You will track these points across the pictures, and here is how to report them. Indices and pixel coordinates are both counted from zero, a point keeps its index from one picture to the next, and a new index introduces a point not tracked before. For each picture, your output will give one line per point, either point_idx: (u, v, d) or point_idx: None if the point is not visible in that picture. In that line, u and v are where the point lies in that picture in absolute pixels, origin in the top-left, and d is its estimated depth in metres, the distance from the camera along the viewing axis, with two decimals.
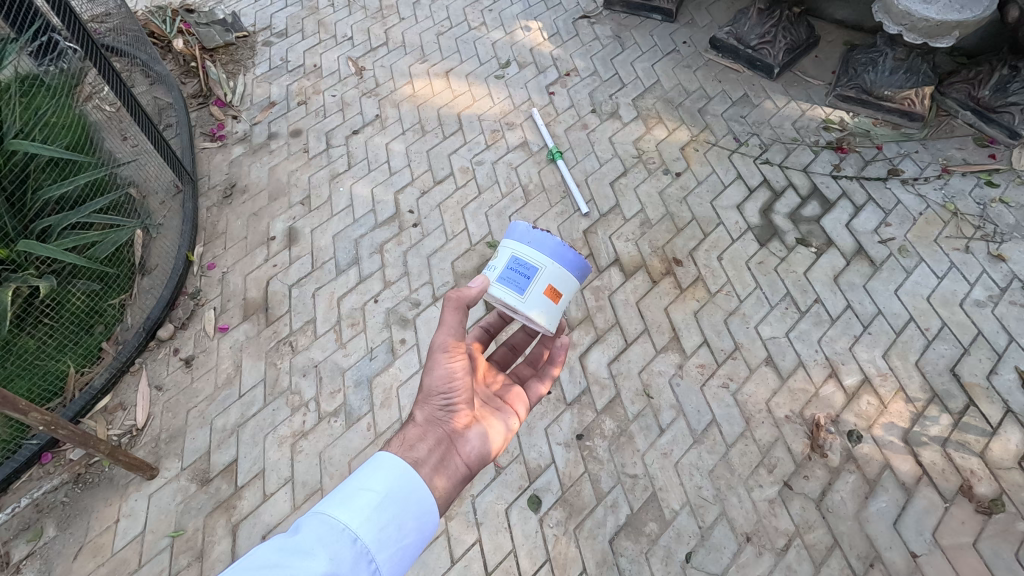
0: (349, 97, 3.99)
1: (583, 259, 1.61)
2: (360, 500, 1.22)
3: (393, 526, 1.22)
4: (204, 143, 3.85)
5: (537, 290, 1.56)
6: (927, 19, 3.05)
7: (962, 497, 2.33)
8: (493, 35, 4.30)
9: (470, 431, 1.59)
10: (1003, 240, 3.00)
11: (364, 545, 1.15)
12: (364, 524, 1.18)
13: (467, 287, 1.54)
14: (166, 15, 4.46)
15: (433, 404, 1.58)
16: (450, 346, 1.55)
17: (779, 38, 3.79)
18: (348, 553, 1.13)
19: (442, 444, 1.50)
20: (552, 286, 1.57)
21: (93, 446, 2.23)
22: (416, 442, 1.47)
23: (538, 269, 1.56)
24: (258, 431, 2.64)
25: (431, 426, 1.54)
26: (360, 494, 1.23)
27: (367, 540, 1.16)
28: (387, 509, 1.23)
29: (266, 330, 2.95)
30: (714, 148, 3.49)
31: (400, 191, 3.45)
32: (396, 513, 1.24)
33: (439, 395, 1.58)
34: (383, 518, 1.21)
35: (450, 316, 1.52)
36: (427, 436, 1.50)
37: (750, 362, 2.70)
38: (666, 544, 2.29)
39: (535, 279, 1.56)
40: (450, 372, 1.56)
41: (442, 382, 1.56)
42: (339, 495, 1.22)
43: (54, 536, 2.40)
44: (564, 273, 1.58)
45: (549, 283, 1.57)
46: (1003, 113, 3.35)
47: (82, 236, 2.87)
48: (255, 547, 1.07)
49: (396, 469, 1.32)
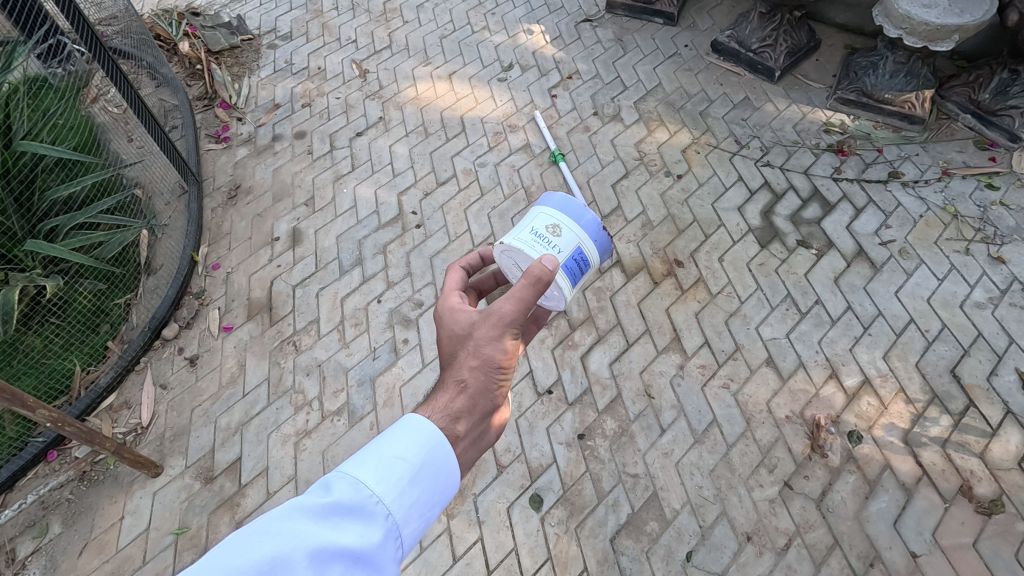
0: (352, 99, 4.03)
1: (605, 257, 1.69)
2: (393, 470, 1.12)
3: (424, 502, 1.13)
4: (209, 145, 3.89)
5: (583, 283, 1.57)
6: (926, 22, 3.08)
7: (962, 497, 2.34)
8: (496, 38, 4.33)
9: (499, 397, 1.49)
10: (1003, 242, 3.01)
11: (393, 521, 1.07)
12: (396, 498, 1.09)
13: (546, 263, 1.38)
14: (171, 19, 4.51)
15: (485, 373, 1.38)
16: (520, 317, 1.38)
17: (780, 42, 3.81)
18: (377, 528, 1.04)
19: (485, 418, 1.38)
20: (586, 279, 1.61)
21: (99, 443, 2.25)
22: (465, 416, 1.32)
23: (588, 263, 1.57)
24: (262, 430, 2.66)
25: (479, 398, 1.38)
26: (393, 462, 1.13)
27: (398, 515, 1.08)
28: (420, 484, 1.14)
29: (270, 330, 2.98)
30: (716, 151, 3.51)
31: (403, 193, 3.48)
32: (428, 487, 1.15)
33: (493, 365, 1.39)
34: (414, 493, 1.12)
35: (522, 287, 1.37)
36: (476, 410, 1.35)
37: (751, 363, 2.72)
38: (667, 543, 2.30)
39: (585, 272, 1.56)
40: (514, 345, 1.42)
41: (501, 354, 1.39)
42: (371, 459, 1.12)
43: (59, 532, 2.42)
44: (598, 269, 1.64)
45: (587, 278, 1.59)
46: (1002, 116, 3.38)
47: (89, 236, 2.90)
48: (278, 508, 0.99)
49: (432, 437, 1.21)
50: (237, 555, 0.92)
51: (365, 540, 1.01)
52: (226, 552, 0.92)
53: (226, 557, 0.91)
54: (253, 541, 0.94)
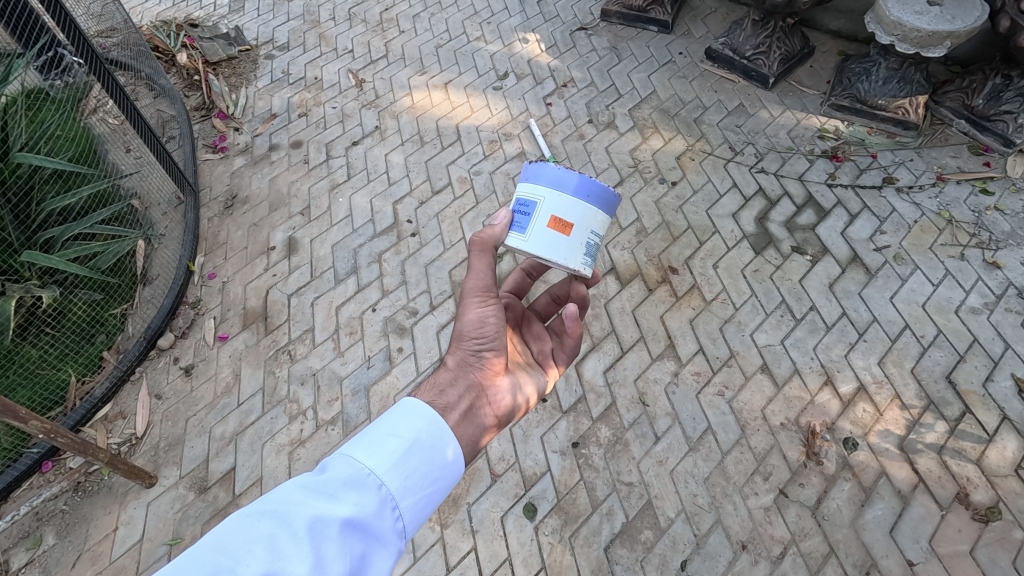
0: (349, 108, 4.05)
1: (594, 183, 1.51)
2: (386, 445, 1.14)
3: (420, 474, 1.14)
4: (206, 155, 3.91)
5: (539, 225, 1.51)
6: (918, 29, 3.09)
7: (958, 504, 2.32)
8: (492, 47, 4.36)
9: (502, 379, 1.53)
10: (999, 247, 3.01)
11: (388, 492, 1.08)
12: (389, 469, 1.10)
13: (490, 228, 1.52)
14: (170, 30, 4.56)
15: (466, 348, 1.50)
16: (481, 285, 1.50)
17: (774, 48, 3.82)
18: (372, 498, 1.05)
19: (473, 391, 1.43)
20: (554, 217, 1.50)
21: (92, 454, 2.25)
22: (448, 388, 1.39)
23: (536, 203, 1.52)
24: (256, 440, 2.66)
25: (462, 371, 1.47)
26: (386, 438, 1.16)
27: (393, 486, 1.09)
28: (414, 457, 1.15)
29: (265, 339, 2.98)
30: (711, 157, 3.52)
31: (399, 202, 3.49)
32: (423, 461, 1.16)
33: (472, 339, 1.50)
34: (409, 465, 1.14)
35: (476, 259, 1.50)
36: (459, 380, 1.44)
37: (746, 369, 2.71)
38: (661, 552, 2.29)
39: (535, 215, 1.51)
40: (485, 317, 1.50)
41: (475, 327, 1.50)
42: (365, 439, 1.14)
43: (53, 543, 2.42)
44: (571, 206, 1.50)
45: (550, 215, 1.50)
46: (996, 121, 3.38)
47: (86, 246, 2.92)
48: (277, 487, 1.01)
49: (426, 415, 1.25)
50: (238, 533, 0.92)
51: (361, 509, 1.02)
52: (225, 534, 0.92)
53: (225, 538, 0.92)
54: (252, 520, 0.95)
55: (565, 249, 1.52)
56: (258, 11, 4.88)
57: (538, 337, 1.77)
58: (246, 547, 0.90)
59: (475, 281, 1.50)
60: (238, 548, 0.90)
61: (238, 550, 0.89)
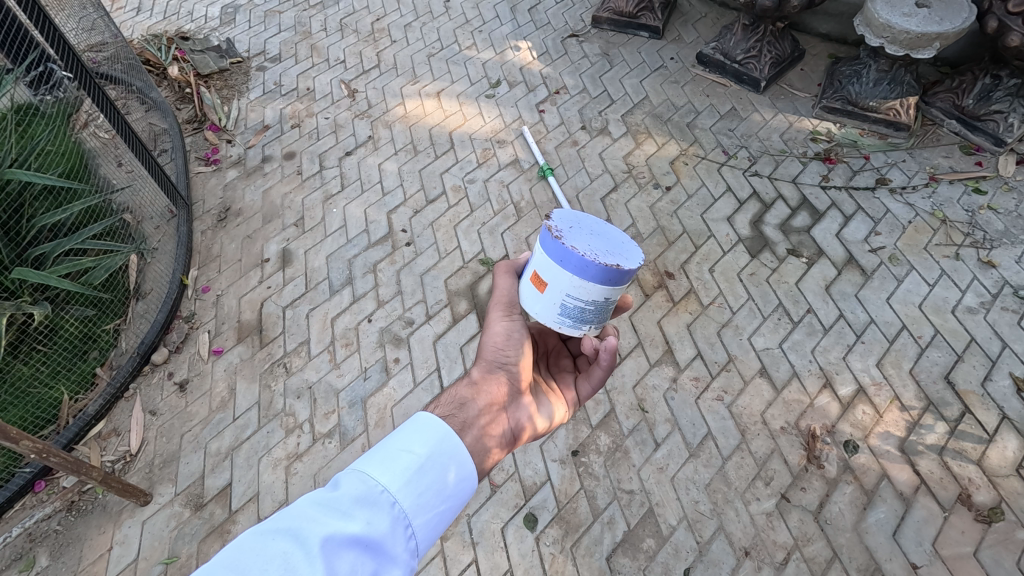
0: (341, 119, 4.04)
1: (570, 251, 1.43)
2: (399, 461, 1.12)
3: (433, 492, 1.12)
4: (198, 167, 3.88)
5: (529, 274, 1.58)
6: (907, 31, 3.11)
7: (961, 506, 2.31)
8: (483, 55, 4.36)
9: (521, 403, 1.53)
10: (993, 246, 3.02)
11: (401, 510, 1.06)
12: (402, 487, 1.08)
13: (518, 257, 1.73)
14: (160, 43, 4.55)
15: (489, 360, 1.55)
16: (508, 303, 1.65)
17: (765, 52, 3.84)
18: (385, 517, 1.03)
19: (492, 406, 1.43)
20: (538, 271, 1.53)
21: (85, 473, 2.21)
22: (470, 401, 1.40)
23: (535, 254, 1.57)
24: (252, 454, 2.63)
25: (485, 385, 1.48)
26: (400, 454, 1.14)
27: (406, 504, 1.07)
28: (427, 475, 1.13)
29: (260, 352, 2.95)
30: (704, 162, 3.52)
31: (393, 212, 3.47)
32: (435, 480, 1.14)
33: (496, 352, 1.56)
34: (422, 483, 1.11)
35: (502, 280, 1.69)
36: (479, 395, 1.43)
37: (745, 374, 2.70)
38: (664, 561, 2.26)
39: (531, 263, 1.58)
40: (511, 330, 1.60)
41: (500, 340, 1.58)
42: (379, 454, 1.12)
43: (46, 564, 2.38)
44: (550, 264, 1.48)
45: (535, 269, 1.54)
46: (987, 121, 3.40)
47: (77, 262, 2.91)
48: (290, 504, 1.00)
49: (439, 430, 1.22)
50: (251, 552, 0.90)
51: (374, 528, 1.00)
52: (237, 552, 0.90)
53: (237, 556, 0.89)
54: (266, 538, 0.93)
55: (541, 303, 1.54)
56: (249, 23, 4.87)
57: (561, 370, 1.78)
58: (258, 565, 0.88)
59: (501, 298, 1.66)
60: (251, 567, 0.88)
61: (251, 568, 0.87)
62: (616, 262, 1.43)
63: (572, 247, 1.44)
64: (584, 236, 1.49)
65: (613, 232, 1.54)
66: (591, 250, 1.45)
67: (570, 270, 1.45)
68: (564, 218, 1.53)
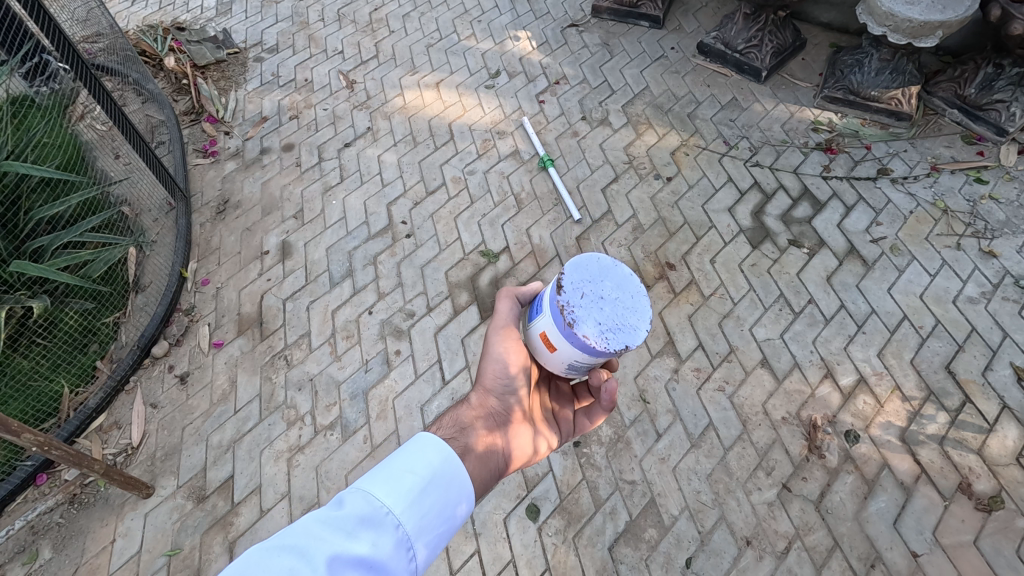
0: (340, 110, 4.01)
1: (579, 334, 1.29)
2: (403, 482, 1.12)
3: (436, 514, 1.12)
4: (197, 159, 3.86)
5: (535, 330, 1.43)
6: (910, 20, 3.08)
7: (961, 495, 2.32)
8: (482, 45, 4.33)
9: (519, 432, 1.53)
10: (994, 236, 3.01)
11: (405, 532, 1.05)
12: (406, 509, 1.07)
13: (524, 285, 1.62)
14: (157, 34, 4.50)
15: (488, 388, 1.55)
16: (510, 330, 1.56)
17: (766, 42, 3.81)
18: (389, 538, 1.02)
19: (491, 433, 1.45)
20: (544, 333, 1.39)
21: (87, 466, 2.21)
22: (470, 427, 1.43)
23: (541, 312, 1.41)
24: (254, 447, 2.63)
25: (484, 412, 1.51)
26: (403, 474, 1.13)
27: (410, 526, 1.06)
28: (430, 496, 1.13)
29: (261, 345, 2.95)
30: (705, 153, 3.51)
31: (393, 203, 3.46)
32: (438, 502, 1.13)
33: (495, 379, 1.55)
34: (425, 504, 1.11)
35: (503, 305, 1.59)
36: (478, 421, 1.46)
37: (746, 364, 2.70)
38: (666, 551, 2.27)
39: (537, 318, 1.42)
40: (507, 357, 1.54)
41: (499, 367, 1.54)
42: (382, 473, 1.12)
43: (50, 557, 2.38)
44: (558, 336, 1.34)
45: (541, 330, 1.39)
46: (989, 110, 3.38)
47: (75, 255, 2.89)
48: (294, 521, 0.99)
49: (441, 452, 1.22)
50: (256, 571, 0.89)
51: (378, 549, 0.99)
52: (243, 569, 0.89)
53: (243, 572, 0.89)
54: (271, 557, 0.91)
55: (549, 362, 1.42)
56: (245, 13, 4.83)
57: (563, 398, 1.75)
58: None
59: (502, 326, 1.57)
60: None
61: None
62: (628, 340, 1.28)
63: (583, 333, 1.29)
64: (596, 306, 1.31)
65: (626, 288, 1.35)
66: (603, 330, 1.28)
67: (579, 350, 1.32)
68: (572, 282, 1.34)
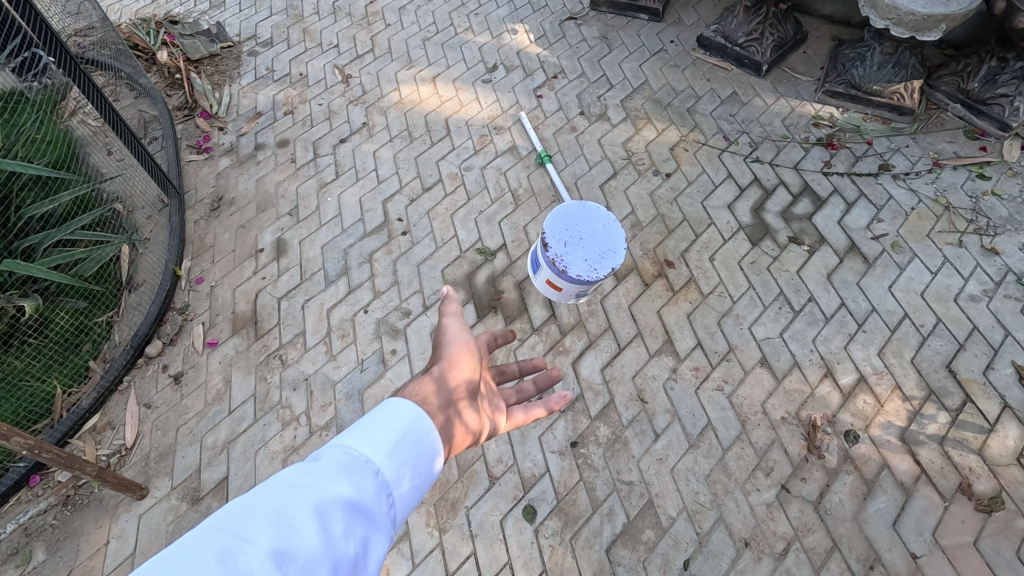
0: (336, 105, 3.97)
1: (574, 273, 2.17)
2: (381, 432, 1.00)
3: (418, 462, 1.01)
4: (190, 155, 3.81)
5: (541, 279, 2.43)
6: (913, 12, 3.02)
7: (961, 495, 2.31)
8: (479, 39, 4.27)
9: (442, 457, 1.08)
10: (996, 233, 2.98)
11: (385, 479, 0.94)
12: (388, 456, 0.97)
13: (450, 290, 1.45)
14: (149, 27, 4.42)
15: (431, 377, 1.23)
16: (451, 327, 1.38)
17: (767, 35, 3.76)
18: (370, 484, 0.92)
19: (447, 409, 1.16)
20: (547, 278, 2.39)
21: (79, 468, 2.19)
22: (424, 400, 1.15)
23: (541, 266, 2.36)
24: (249, 447, 2.60)
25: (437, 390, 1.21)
26: (380, 426, 1.01)
27: (391, 472, 0.95)
28: (410, 446, 1.01)
29: (256, 344, 2.92)
30: (704, 148, 3.47)
31: (389, 200, 3.42)
32: (419, 449, 1.02)
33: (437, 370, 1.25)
34: (406, 453, 1.00)
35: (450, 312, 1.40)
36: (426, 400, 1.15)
37: (745, 363, 2.68)
38: (664, 552, 2.26)
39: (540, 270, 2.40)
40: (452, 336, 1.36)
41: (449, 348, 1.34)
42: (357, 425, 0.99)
43: (43, 559, 2.36)
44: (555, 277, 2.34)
45: (546, 278, 2.38)
46: (993, 105, 3.33)
47: (67, 254, 2.86)
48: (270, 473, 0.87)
49: (415, 409, 1.08)
50: (231, 525, 0.77)
51: (362, 491, 0.89)
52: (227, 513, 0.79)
53: (218, 521, 0.77)
54: (250, 505, 0.80)
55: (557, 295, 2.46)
56: (239, 6, 4.76)
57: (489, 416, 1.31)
58: (242, 537, 0.76)
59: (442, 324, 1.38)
60: (243, 526, 0.77)
61: (236, 538, 0.75)
62: (610, 260, 2.16)
63: (576, 272, 2.17)
64: (576, 247, 2.18)
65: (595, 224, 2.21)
66: (588, 263, 2.16)
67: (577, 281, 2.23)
68: (554, 240, 2.20)
